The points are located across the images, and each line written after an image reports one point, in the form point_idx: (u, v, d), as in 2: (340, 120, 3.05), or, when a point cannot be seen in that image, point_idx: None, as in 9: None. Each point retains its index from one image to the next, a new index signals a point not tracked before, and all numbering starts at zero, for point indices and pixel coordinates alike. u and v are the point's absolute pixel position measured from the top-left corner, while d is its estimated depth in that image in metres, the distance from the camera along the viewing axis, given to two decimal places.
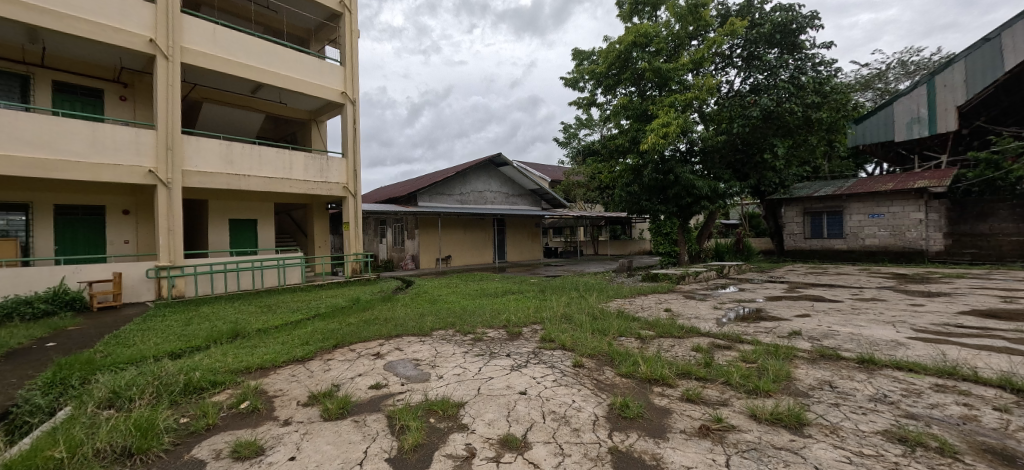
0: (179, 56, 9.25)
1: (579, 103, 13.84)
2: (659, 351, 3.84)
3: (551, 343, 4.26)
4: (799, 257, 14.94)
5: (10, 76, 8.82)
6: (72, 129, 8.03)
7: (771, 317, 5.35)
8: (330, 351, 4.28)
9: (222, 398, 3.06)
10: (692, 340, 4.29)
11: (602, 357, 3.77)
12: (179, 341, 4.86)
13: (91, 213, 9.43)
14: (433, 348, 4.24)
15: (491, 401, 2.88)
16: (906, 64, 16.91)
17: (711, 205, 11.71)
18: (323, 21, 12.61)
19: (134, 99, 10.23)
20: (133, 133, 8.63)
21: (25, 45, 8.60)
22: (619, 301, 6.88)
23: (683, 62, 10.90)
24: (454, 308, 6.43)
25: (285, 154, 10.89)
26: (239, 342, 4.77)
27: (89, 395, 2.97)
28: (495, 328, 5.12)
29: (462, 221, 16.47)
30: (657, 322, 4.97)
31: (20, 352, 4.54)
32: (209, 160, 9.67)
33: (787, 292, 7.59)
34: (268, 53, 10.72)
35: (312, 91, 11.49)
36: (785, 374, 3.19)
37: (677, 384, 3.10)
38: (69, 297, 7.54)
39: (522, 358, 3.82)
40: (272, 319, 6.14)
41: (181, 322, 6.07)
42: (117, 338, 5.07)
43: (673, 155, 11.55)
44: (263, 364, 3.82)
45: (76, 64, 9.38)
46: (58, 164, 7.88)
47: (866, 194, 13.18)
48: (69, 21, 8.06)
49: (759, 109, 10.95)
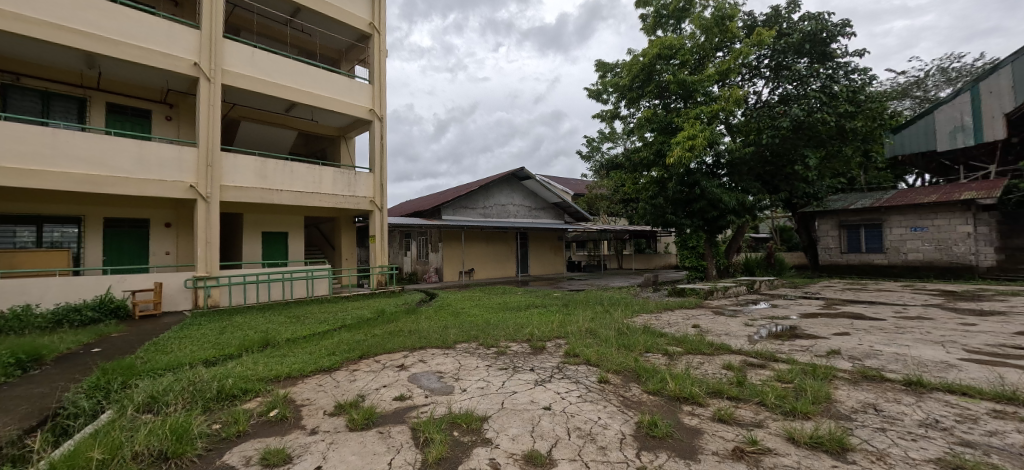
0: (220, 78, 9.79)
1: (602, 116, 13.84)
2: (688, 368, 3.73)
3: (576, 358, 4.19)
4: (835, 272, 14.31)
5: (70, 99, 9.50)
6: (122, 147, 8.55)
7: (806, 334, 5.11)
8: (356, 361, 4.34)
9: (252, 406, 3.13)
10: (722, 358, 4.14)
11: (627, 373, 3.69)
12: (214, 349, 5.03)
13: (136, 226, 9.96)
14: (456, 361, 4.24)
15: (514, 415, 2.84)
16: (947, 71, 16.20)
17: (738, 219, 11.43)
18: (353, 42, 13.11)
19: (178, 119, 10.84)
20: (177, 150, 9.12)
21: (83, 70, 9.27)
22: (645, 316, 6.73)
23: (709, 74, 10.76)
24: (477, 321, 6.43)
25: (315, 169, 11.26)
26: (269, 351, 4.90)
27: (129, 399, 3.10)
28: (518, 341, 5.08)
29: (485, 234, 16.56)
30: (685, 338, 4.83)
31: (68, 357, 4.79)
32: (245, 175, 10.10)
33: (823, 309, 7.25)
34: (302, 73, 11.20)
35: (342, 109, 11.90)
36: (825, 395, 3.03)
37: (708, 403, 2.98)
38: (114, 305, 7.94)
39: (546, 373, 3.77)
40: (300, 329, 6.29)
41: (215, 331, 6.28)
42: (156, 345, 5.30)
43: (699, 168, 11.35)
44: (291, 373, 3.90)
45: (127, 87, 10.03)
46: (108, 180, 8.39)
47: (907, 206, 12.56)
48: (123, 48, 8.66)
49: (789, 120, 10.68)
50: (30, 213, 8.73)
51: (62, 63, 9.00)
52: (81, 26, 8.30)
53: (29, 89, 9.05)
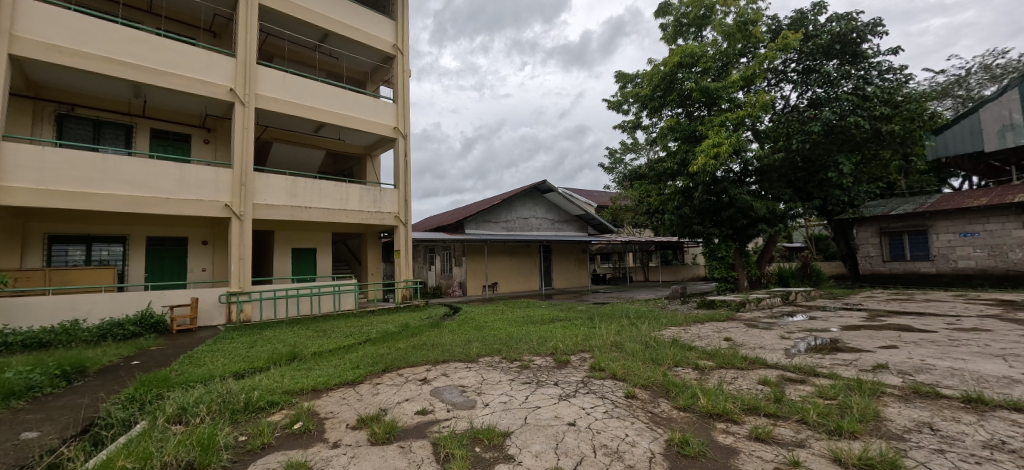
0: (254, 102, 10.25)
1: (624, 126, 13.73)
2: (721, 383, 3.55)
3: (601, 372, 4.06)
4: (878, 282, 13.57)
5: (118, 126, 10.14)
6: (163, 169, 9.01)
7: (849, 348, 4.81)
8: (379, 375, 4.35)
9: (278, 419, 3.14)
10: (757, 372, 3.93)
11: (656, 388, 3.56)
12: (244, 362, 5.14)
13: (176, 244, 10.44)
14: (479, 375, 4.18)
15: (538, 431, 2.76)
16: (990, 68, 15.39)
17: (770, 227, 11.00)
18: (378, 64, 13.53)
19: (215, 142, 11.39)
20: (213, 171, 9.56)
21: (130, 99, 9.89)
22: (673, 329, 6.51)
23: (733, 80, 10.55)
24: (501, 334, 6.36)
25: (342, 187, 11.56)
26: (296, 364, 4.97)
27: (161, 411, 3.16)
28: (542, 355, 4.99)
29: (509, 248, 16.54)
30: (716, 352, 4.62)
31: (110, 369, 5.00)
32: (276, 194, 10.46)
33: (867, 321, 6.81)
34: (330, 95, 11.61)
35: (368, 127, 12.24)
36: (873, 412, 2.82)
37: (744, 421, 2.81)
38: (153, 320, 8.29)
39: (571, 388, 3.66)
40: (327, 343, 6.37)
41: (246, 344, 6.44)
42: (190, 358, 5.47)
43: (726, 176, 11.04)
44: (316, 385, 3.93)
45: (169, 114, 10.64)
46: (151, 201, 8.84)
47: (955, 211, 11.84)
48: (166, 77, 9.21)
49: (819, 123, 10.33)
50: (80, 234, 9.28)
51: (111, 93, 9.64)
52: (130, 58, 8.87)
53: (83, 118, 9.72)
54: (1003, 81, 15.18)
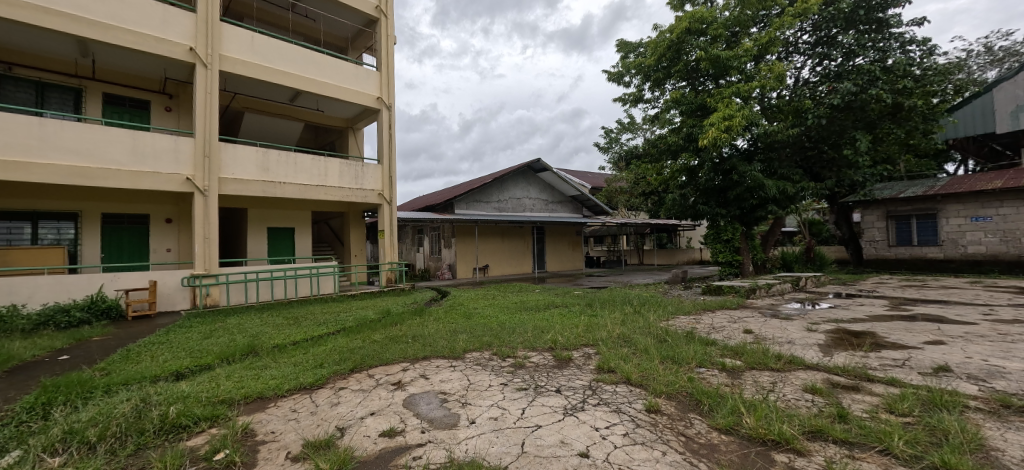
0: (218, 64, 9.21)
1: (624, 100, 12.88)
2: (764, 394, 2.89)
3: (612, 375, 3.37)
4: (882, 267, 13.10)
5: (66, 89, 9.06)
6: (113, 137, 8.04)
7: (891, 344, 4.17)
8: (345, 377, 3.62)
9: (197, 444, 2.42)
10: (799, 376, 3.30)
11: (683, 397, 2.91)
12: (189, 358, 4.39)
13: (136, 222, 9.50)
14: (464, 377, 3.48)
15: (539, 467, 2.05)
16: (993, 51, 14.73)
17: (779, 208, 10.35)
18: (359, 28, 12.41)
19: (178, 110, 10.33)
20: (172, 141, 8.59)
21: (77, 58, 8.83)
22: (683, 318, 5.86)
23: (746, 48, 9.76)
24: (491, 324, 5.68)
25: (320, 161, 10.64)
26: (251, 361, 4.22)
27: (41, 436, 2.41)
28: (538, 351, 4.30)
29: (500, 229, 15.78)
30: (742, 347, 3.97)
31: (27, 367, 4.20)
32: (246, 167, 9.53)
33: (891, 310, 6.23)
34: (305, 60, 10.58)
35: (348, 97, 11.25)
36: (975, 440, 2.17)
37: (811, 451, 2.15)
38: (105, 305, 7.47)
39: (578, 396, 2.97)
40: (294, 333, 5.59)
41: (202, 335, 5.67)
42: (130, 352, 4.70)
43: (732, 153, 10.34)
44: (263, 393, 3.22)
45: (124, 77, 9.56)
46: (99, 172, 7.89)
47: (968, 193, 11.32)
48: (114, 32, 8.12)
49: (838, 97, 9.67)
50: (22, 209, 8.30)
51: (54, 51, 8.56)
52: (71, 9, 7.78)
53: (23, 79, 8.64)
54: (1007, 64, 14.52)
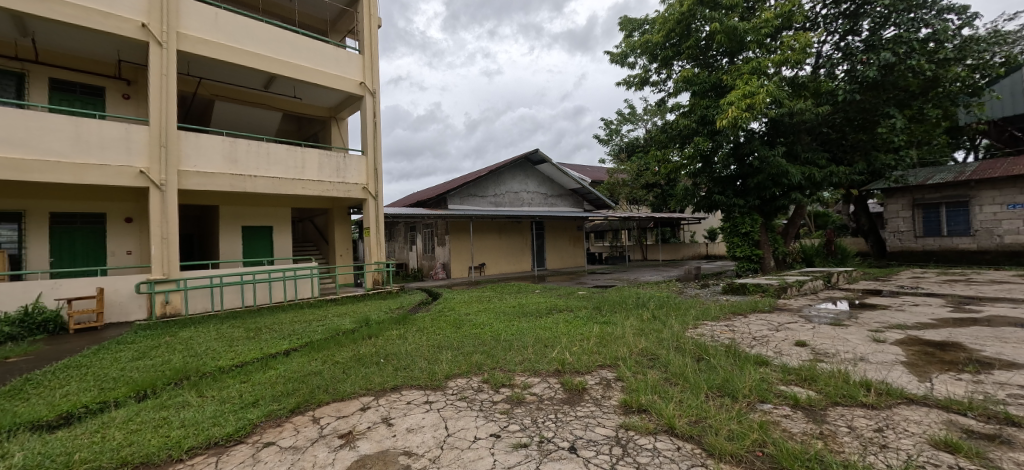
0: (176, 42, 8.13)
1: (630, 82, 11.87)
2: (885, 461, 1.91)
3: (648, 420, 2.40)
4: (909, 260, 12.17)
5: (5, 73, 7.99)
6: (53, 125, 7.01)
7: (997, 362, 3.24)
8: (280, 423, 2.66)
9: None
10: (910, 419, 2.34)
11: (762, 464, 1.95)
12: (94, 393, 3.42)
13: (90, 222, 8.45)
14: (441, 424, 2.51)
15: None
16: None
17: (803, 196, 9.45)
18: (340, 8, 11.38)
19: (138, 97, 9.26)
20: (124, 129, 7.55)
21: (16, 37, 7.77)
22: (714, 325, 4.90)
23: (767, 18, 8.79)
24: (484, 336, 4.71)
25: (296, 152, 9.61)
26: (168, 396, 3.25)
27: None
28: (542, 377, 3.33)
29: (498, 225, 14.81)
30: (812, 371, 3.00)
31: None
32: (210, 159, 8.49)
33: (956, 311, 5.27)
34: (278, 41, 9.52)
35: (328, 81, 10.23)
36: None
37: None
38: (41, 318, 6.46)
39: (605, 462, 2.00)
40: (246, 352, 4.60)
41: (135, 355, 4.68)
42: (24, 384, 3.71)
43: (753, 136, 9.37)
44: (149, 458, 2.27)
45: (73, 60, 8.50)
46: (36, 165, 6.87)
47: (1004, 178, 10.36)
48: (52, 5, 7.08)
49: (872, 69, 8.66)
50: None
51: None
52: None
53: None
54: None
